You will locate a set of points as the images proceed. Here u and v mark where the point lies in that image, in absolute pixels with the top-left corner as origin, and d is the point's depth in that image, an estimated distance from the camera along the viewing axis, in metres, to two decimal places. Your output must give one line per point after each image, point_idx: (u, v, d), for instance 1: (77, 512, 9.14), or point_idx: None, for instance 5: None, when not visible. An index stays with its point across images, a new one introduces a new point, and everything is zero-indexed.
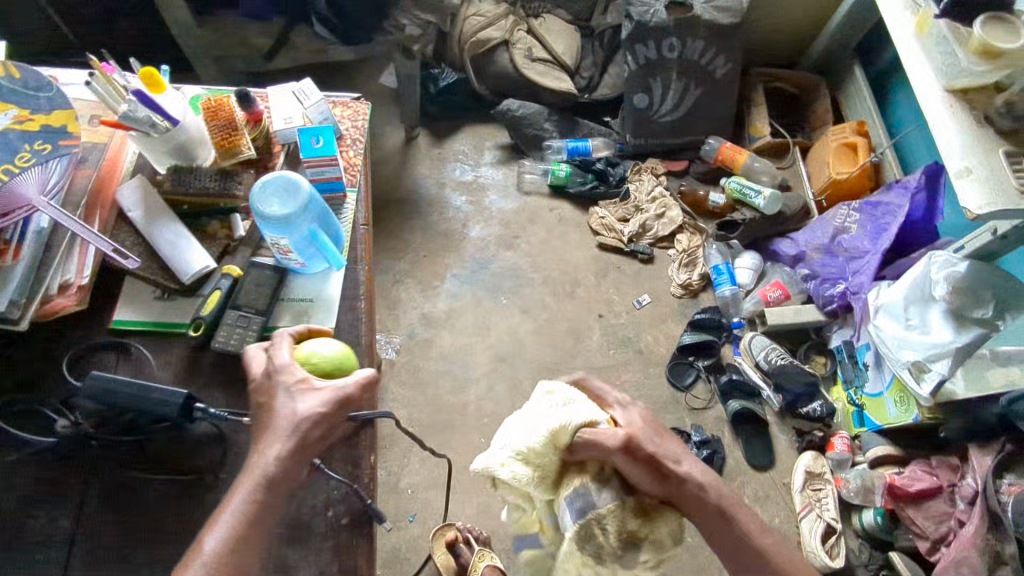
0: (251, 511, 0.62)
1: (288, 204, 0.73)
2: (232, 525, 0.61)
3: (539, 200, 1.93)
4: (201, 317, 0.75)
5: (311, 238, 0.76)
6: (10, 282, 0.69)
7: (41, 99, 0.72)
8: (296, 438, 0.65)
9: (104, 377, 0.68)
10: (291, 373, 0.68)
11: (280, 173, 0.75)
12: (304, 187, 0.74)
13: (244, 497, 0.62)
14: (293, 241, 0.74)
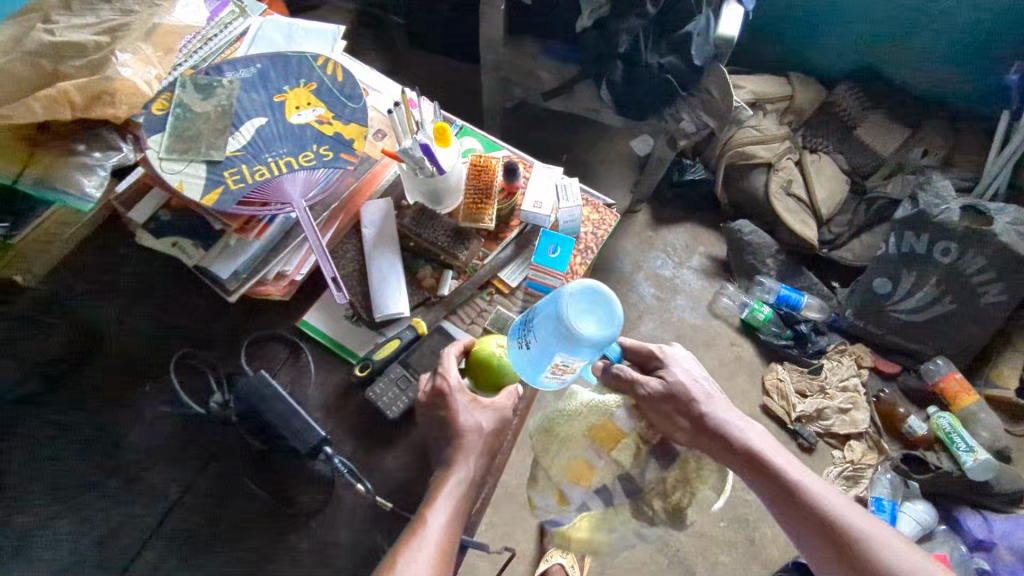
0: (444, 539, 0.61)
1: (598, 330, 0.60)
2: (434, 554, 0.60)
3: (724, 329, 1.79)
4: (371, 360, 0.73)
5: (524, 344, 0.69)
6: (242, 254, 0.73)
7: (346, 107, 0.76)
8: (470, 471, 0.66)
9: (266, 380, 0.68)
10: (464, 392, 0.69)
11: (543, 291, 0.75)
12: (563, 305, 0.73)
13: (436, 525, 0.61)
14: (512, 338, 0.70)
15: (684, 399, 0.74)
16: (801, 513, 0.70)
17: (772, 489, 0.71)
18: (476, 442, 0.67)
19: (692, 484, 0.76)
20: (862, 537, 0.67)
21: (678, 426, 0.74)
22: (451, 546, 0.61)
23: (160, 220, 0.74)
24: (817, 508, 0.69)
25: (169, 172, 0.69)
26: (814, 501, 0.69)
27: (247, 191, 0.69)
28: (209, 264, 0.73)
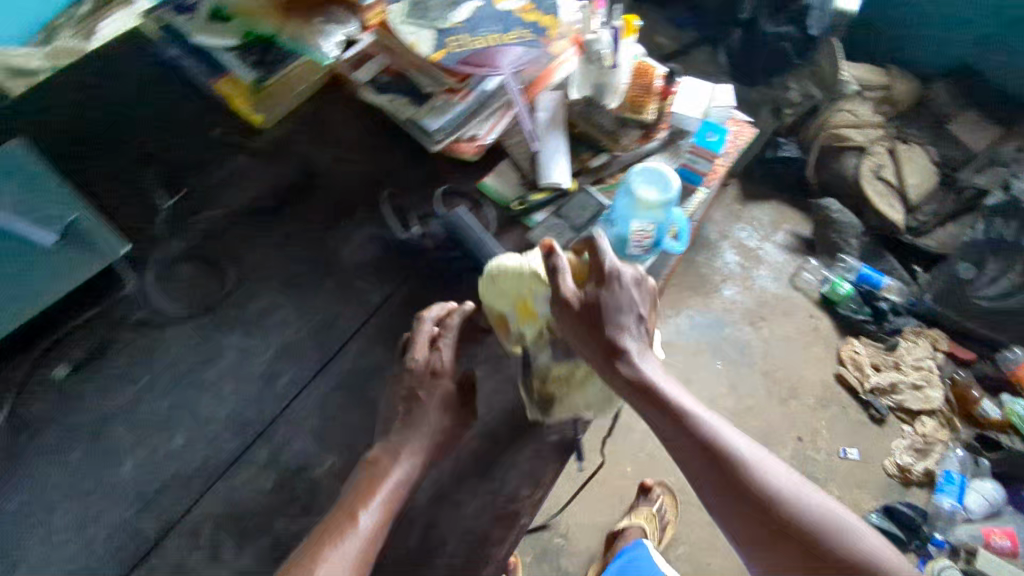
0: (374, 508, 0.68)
1: (659, 196, 0.82)
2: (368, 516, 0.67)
3: (803, 301, 1.86)
4: (526, 199, 0.91)
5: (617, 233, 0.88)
6: (448, 113, 0.88)
7: (541, 2, 0.93)
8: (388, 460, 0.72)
9: (465, 217, 0.84)
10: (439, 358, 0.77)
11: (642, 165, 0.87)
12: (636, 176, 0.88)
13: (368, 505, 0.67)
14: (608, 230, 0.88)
15: (599, 328, 0.72)
16: (718, 466, 0.69)
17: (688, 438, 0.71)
18: (411, 461, 0.72)
19: (572, 388, 0.80)
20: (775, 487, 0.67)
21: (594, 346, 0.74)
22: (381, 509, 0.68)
23: (380, 81, 0.90)
24: (737, 462, 0.69)
25: (406, 32, 0.87)
26: (731, 456, 0.69)
27: (465, 56, 0.86)
28: (420, 118, 0.88)
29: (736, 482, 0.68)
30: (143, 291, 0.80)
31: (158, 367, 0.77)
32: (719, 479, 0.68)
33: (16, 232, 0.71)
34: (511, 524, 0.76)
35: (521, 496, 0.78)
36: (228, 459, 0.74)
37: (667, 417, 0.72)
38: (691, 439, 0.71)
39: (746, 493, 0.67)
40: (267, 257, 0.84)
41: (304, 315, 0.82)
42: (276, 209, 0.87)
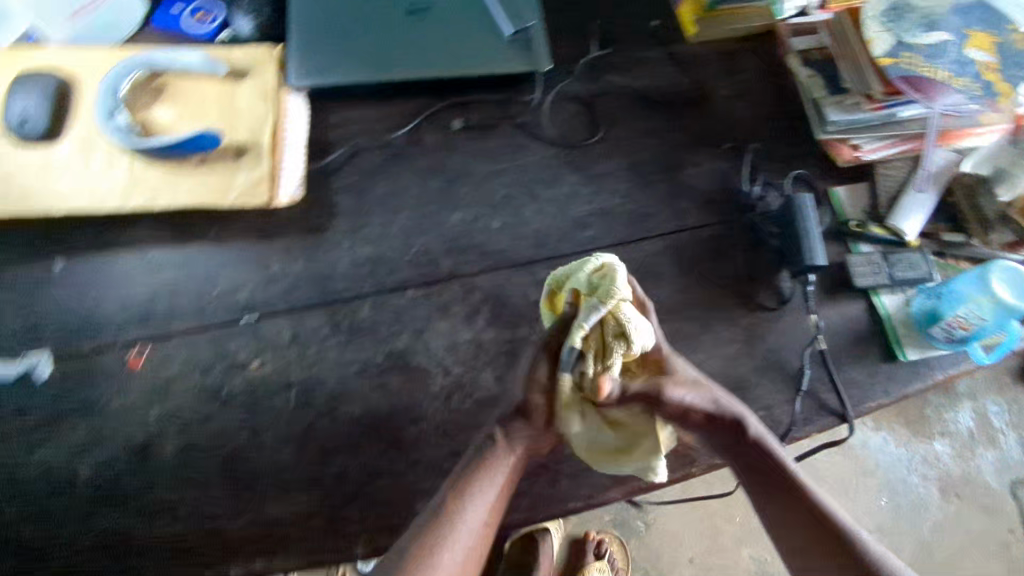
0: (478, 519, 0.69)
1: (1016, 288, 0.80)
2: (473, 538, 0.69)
3: (1012, 511, 1.64)
4: (865, 226, 0.92)
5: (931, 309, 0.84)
6: (852, 114, 0.92)
7: (1012, 69, 0.90)
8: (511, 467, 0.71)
9: (805, 204, 0.87)
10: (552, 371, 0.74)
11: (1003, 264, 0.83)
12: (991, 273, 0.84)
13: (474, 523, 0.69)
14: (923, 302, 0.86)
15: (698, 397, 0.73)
16: (792, 503, 0.73)
17: (759, 471, 0.74)
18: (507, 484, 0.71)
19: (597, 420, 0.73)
20: (843, 523, 0.71)
21: (665, 405, 0.73)
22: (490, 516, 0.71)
23: (811, 57, 0.99)
24: (811, 498, 0.73)
25: (868, 30, 0.92)
26: (806, 492, 0.73)
27: (902, 77, 0.88)
28: (825, 106, 0.94)
29: (803, 514, 0.72)
30: (536, 106, 0.97)
31: (515, 164, 0.93)
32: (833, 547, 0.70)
33: (494, 17, 0.96)
34: (682, 464, 0.78)
35: (704, 450, 0.79)
36: (518, 258, 0.88)
37: (769, 473, 0.74)
38: (758, 468, 0.74)
39: (853, 557, 0.69)
40: (632, 138, 0.96)
41: (629, 195, 0.93)
42: (661, 106, 0.99)
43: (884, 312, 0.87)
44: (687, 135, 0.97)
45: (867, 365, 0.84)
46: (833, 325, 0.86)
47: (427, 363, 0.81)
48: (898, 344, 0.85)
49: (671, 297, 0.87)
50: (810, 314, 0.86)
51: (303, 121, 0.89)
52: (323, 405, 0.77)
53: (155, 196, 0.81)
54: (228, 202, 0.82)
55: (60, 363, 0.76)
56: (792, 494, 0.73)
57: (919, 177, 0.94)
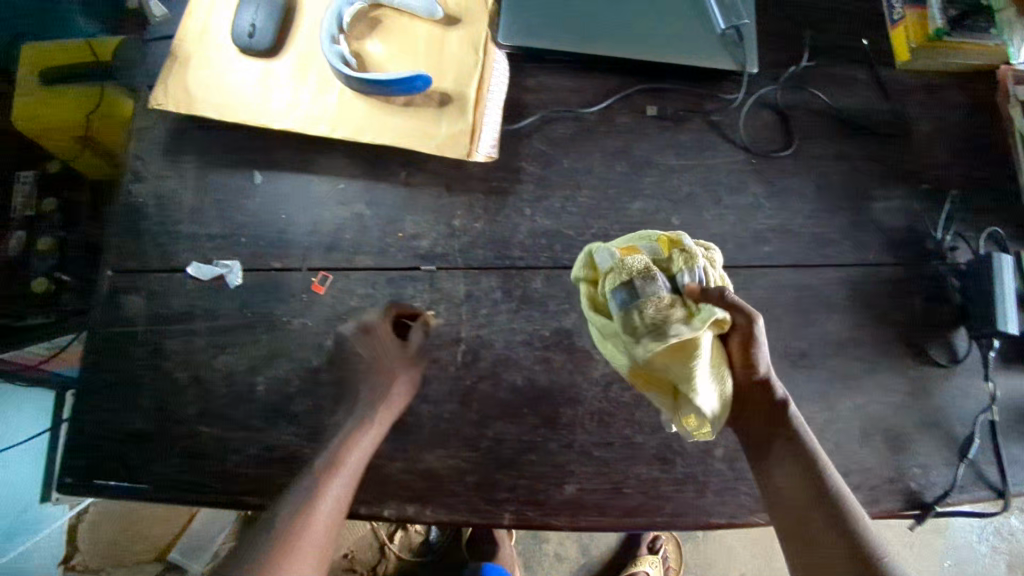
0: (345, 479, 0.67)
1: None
2: (335, 500, 0.64)
3: None
4: None
5: None
6: None
7: None
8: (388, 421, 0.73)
9: (1003, 267, 0.82)
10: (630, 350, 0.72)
11: None
12: None
13: (340, 482, 0.66)
14: None
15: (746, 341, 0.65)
16: (769, 421, 0.67)
17: (786, 452, 0.65)
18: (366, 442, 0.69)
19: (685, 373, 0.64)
20: (877, 549, 0.57)
21: (744, 338, 0.65)
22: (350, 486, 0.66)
23: None
24: (809, 455, 0.64)
25: None
26: (804, 446, 0.65)
27: None
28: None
29: (803, 490, 0.62)
30: (734, 108, 0.92)
31: (704, 164, 0.90)
32: (781, 473, 0.64)
33: (709, 9, 0.91)
34: None
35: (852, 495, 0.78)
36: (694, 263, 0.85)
37: (755, 402, 0.68)
38: (781, 450, 0.65)
39: (802, 484, 0.62)
40: (828, 158, 0.91)
41: (816, 219, 0.89)
42: (865, 132, 0.93)
43: None
44: (886, 166, 0.92)
45: None
46: (1005, 397, 0.83)
47: (588, 349, 0.81)
48: None
49: (843, 332, 0.85)
50: (985, 381, 0.83)
51: (504, 78, 0.88)
52: (487, 368, 0.79)
53: (360, 129, 0.81)
54: (430, 147, 0.82)
55: (251, 275, 0.80)
56: (815, 493, 0.62)
57: None
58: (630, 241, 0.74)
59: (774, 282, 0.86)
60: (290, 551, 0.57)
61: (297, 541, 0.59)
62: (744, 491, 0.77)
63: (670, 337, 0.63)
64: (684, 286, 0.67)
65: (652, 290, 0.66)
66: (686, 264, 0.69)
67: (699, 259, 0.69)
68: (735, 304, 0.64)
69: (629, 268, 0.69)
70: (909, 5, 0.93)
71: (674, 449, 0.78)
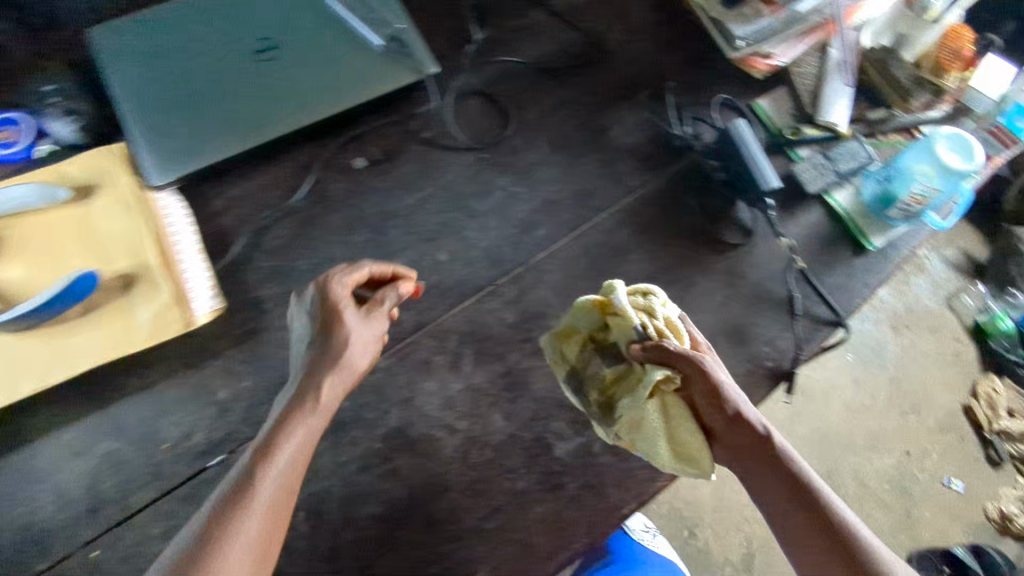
0: (311, 434, 0.60)
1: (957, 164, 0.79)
2: (290, 461, 0.58)
3: (952, 324, 1.81)
4: (800, 132, 0.90)
5: (882, 197, 0.87)
6: (756, 23, 0.89)
7: None
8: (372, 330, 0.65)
9: (738, 131, 0.84)
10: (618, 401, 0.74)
11: (954, 129, 0.80)
12: (937, 132, 0.81)
13: (311, 425, 0.60)
14: (872, 192, 0.87)
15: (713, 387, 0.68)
16: (750, 450, 0.69)
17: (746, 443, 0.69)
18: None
19: (658, 441, 0.69)
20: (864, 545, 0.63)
21: (704, 382, 0.69)
22: (297, 473, 0.58)
23: None
24: (796, 471, 0.67)
25: None
26: (789, 463, 0.68)
27: None
28: (727, 23, 0.90)
29: (797, 505, 0.66)
30: (436, 112, 0.85)
31: (438, 184, 0.83)
32: (781, 492, 0.67)
33: (357, 32, 0.82)
34: None
35: None
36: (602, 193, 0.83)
37: (738, 433, 0.69)
38: (765, 472, 0.68)
39: (796, 498, 0.66)
40: (547, 115, 0.88)
41: (566, 178, 0.86)
42: (563, 73, 0.90)
43: (841, 210, 0.88)
44: (599, 93, 0.90)
45: (844, 266, 0.86)
46: (801, 240, 0.86)
47: (429, 435, 0.74)
48: (862, 235, 0.87)
49: (644, 268, 0.84)
50: (778, 237, 0.86)
51: (186, 216, 0.76)
52: (339, 519, 0.70)
53: (48, 371, 0.67)
54: (138, 345, 0.69)
55: None
56: (799, 499, 0.66)
57: (831, 71, 0.93)
58: (567, 320, 0.75)
59: (562, 261, 0.83)
60: (223, 547, 0.52)
61: (230, 532, 0.53)
62: (637, 467, 0.75)
63: (620, 415, 0.70)
64: (630, 351, 0.70)
65: (598, 368, 0.73)
66: (621, 331, 0.71)
67: (630, 322, 0.70)
68: (675, 361, 0.68)
69: (573, 357, 0.75)
70: None
71: (557, 475, 0.73)
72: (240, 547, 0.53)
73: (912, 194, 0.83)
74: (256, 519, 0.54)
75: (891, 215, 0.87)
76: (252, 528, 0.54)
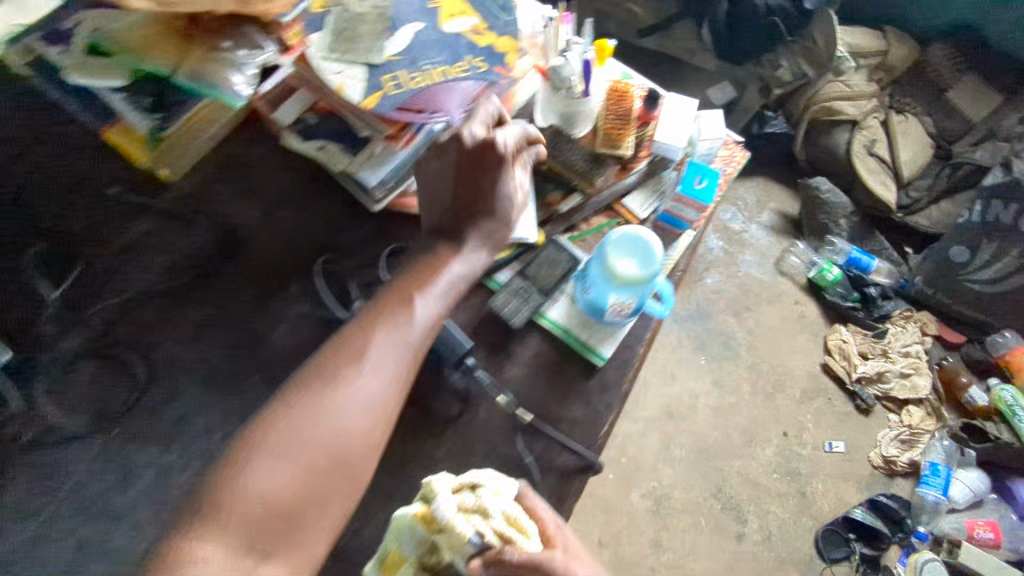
0: (345, 441, 0.55)
1: (641, 271, 0.69)
2: (314, 437, 0.54)
3: (789, 286, 1.77)
4: (487, 258, 0.79)
5: (592, 306, 0.76)
6: (388, 163, 0.73)
7: (500, 20, 0.74)
8: (400, 375, 0.59)
9: None
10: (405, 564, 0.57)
11: (626, 228, 0.70)
12: (615, 235, 0.70)
13: (329, 410, 0.55)
14: (584, 302, 0.77)
15: None
16: None
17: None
18: None
19: None
20: None
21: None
22: (318, 472, 0.53)
23: (307, 123, 0.74)
24: None
25: (329, 73, 0.67)
26: None
27: (407, 99, 0.69)
28: (356, 171, 0.73)
29: None
30: (40, 403, 0.68)
31: (62, 497, 0.65)
32: None
33: None
34: None
35: None
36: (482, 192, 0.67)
37: None
38: None
39: None
40: (188, 347, 0.72)
41: (229, 420, 0.70)
42: (195, 286, 0.74)
43: (558, 328, 0.78)
44: (244, 292, 0.74)
45: (578, 393, 0.77)
46: (524, 385, 0.76)
47: None
48: (587, 350, 0.78)
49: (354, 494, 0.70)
50: (497, 394, 0.74)
51: None
52: None
53: None
54: None
55: None
56: None
57: None
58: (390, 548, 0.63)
59: None
60: (222, 493, 0.50)
61: (245, 455, 0.52)
62: None
63: None
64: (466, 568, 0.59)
65: None
66: (450, 548, 0.59)
67: (451, 528, 0.59)
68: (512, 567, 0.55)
69: None
70: (106, 124, 0.75)
71: None
72: (250, 488, 0.51)
73: (612, 304, 0.73)
74: (264, 478, 0.51)
75: (608, 320, 0.77)
76: (274, 465, 0.52)
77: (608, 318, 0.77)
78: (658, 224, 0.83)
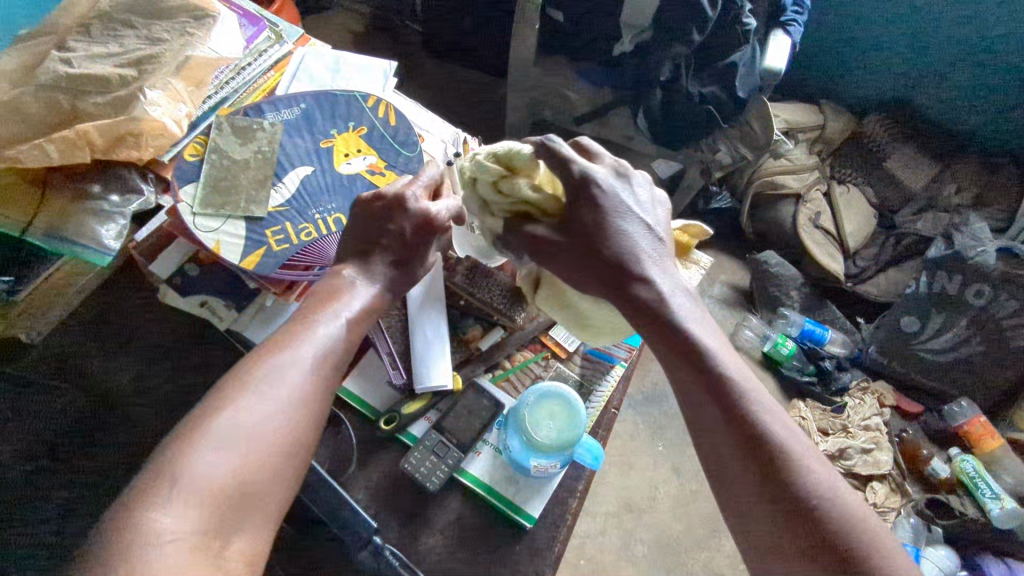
0: (271, 460, 0.47)
1: (566, 431, 0.64)
2: (229, 469, 0.45)
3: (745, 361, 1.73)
4: (397, 414, 0.71)
5: (517, 463, 0.70)
6: (279, 318, 0.66)
7: (400, 156, 0.69)
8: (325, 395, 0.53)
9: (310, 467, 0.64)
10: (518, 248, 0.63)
11: (547, 386, 0.66)
12: (536, 389, 0.66)
13: (251, 429, 0.47)
14: (507, 458, 0.71)
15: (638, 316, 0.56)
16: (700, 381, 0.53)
17: (682, 373, 0.54)
18: None
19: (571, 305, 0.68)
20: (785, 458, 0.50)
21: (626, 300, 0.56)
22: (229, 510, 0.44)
23: (187, 275, 0.66)
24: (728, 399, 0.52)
25: (202, 231, 0.60)
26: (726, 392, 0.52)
27: (292, 254, 0.62)
28: (242, 328, 0.66)
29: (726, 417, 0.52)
30: None
31: None
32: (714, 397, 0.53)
33: None
34: None
35: None
36: (394, 277, 0.61)
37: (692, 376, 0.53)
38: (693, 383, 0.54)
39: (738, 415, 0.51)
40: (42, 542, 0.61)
41: None
42: (46, 470, 0.63)
43: (481, 487, 0.70)
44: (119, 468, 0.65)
45: (506, 564, 0.68)
46: (444, 552, 0.67)
47: None
48: (513, 511, 0.69)
49: None
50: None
51: None
52: None
53: None
54: None
55: None
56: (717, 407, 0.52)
57: (413, 319, 0.74)
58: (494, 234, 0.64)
59: None
60: (130, 535, 0.40)
61: (151, 489, 0.42)
62: None
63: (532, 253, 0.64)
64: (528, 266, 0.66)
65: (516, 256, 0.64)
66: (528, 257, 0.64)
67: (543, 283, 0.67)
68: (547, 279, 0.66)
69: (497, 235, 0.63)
70: None
71: None
72: (161, 533, 0.40)
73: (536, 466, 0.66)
74: (178, 518, 0.41)
75: (535, 479, 0.71)
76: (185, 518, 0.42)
77: (535, 475, 0.70)
78: (586, 357, 0.78)
